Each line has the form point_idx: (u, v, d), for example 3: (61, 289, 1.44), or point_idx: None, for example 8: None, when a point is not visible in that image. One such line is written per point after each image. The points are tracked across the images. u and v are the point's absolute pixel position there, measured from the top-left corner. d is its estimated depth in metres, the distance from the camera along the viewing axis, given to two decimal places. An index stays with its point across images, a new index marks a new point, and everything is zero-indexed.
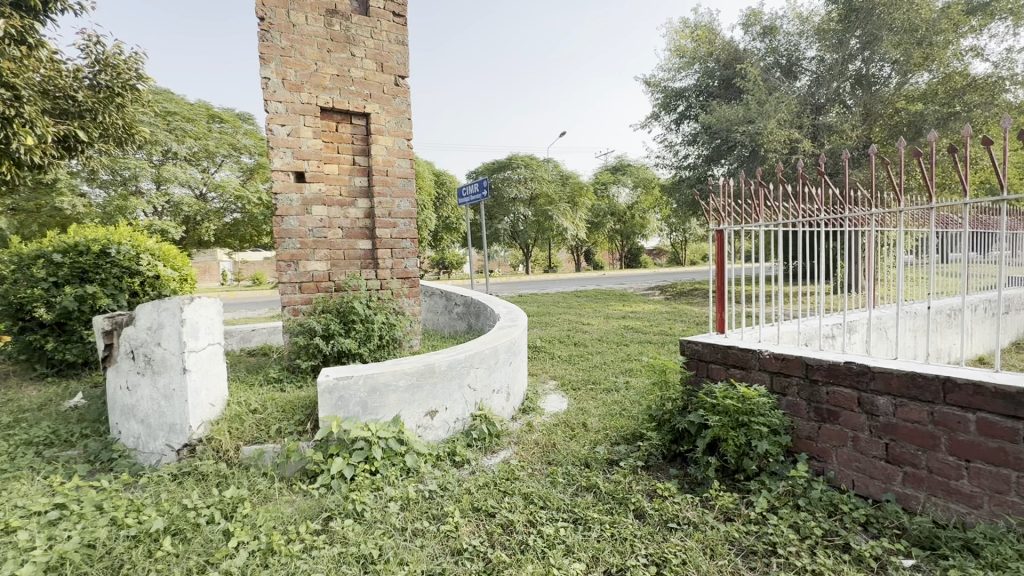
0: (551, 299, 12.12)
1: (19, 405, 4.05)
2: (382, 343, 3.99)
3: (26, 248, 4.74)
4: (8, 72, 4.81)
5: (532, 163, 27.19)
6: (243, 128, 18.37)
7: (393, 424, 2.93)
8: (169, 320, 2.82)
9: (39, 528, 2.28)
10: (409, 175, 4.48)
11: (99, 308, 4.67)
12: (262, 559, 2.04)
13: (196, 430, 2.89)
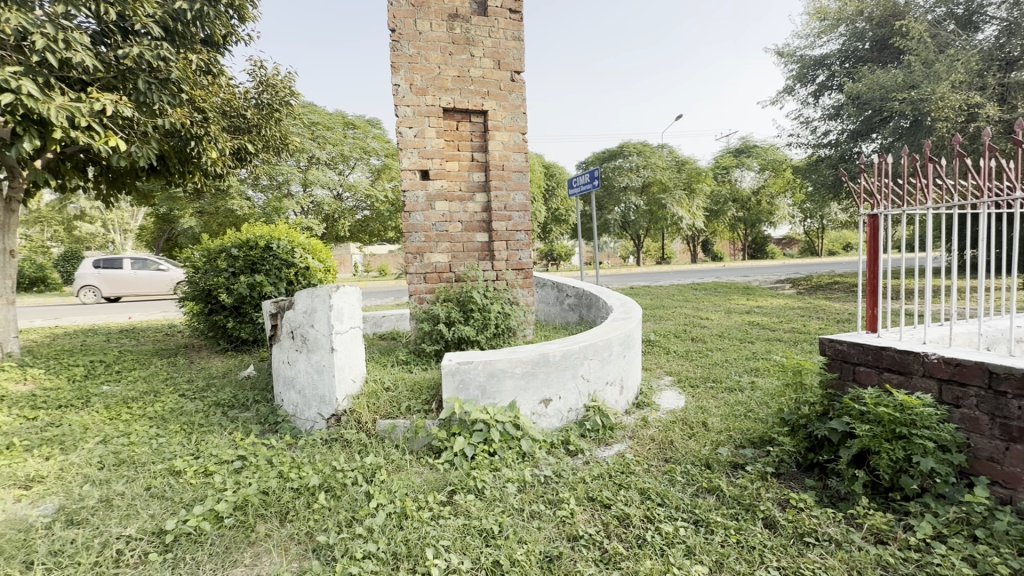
0: (664, 290, 11.61)
1: (209, 373, 4.94)
2: (498, 332, 4.16)
3: (213, 244, 5.75)
4: (199, 98, 5.82)
5: (645, 150, 26.13)
6: (372, 132, 20.20)
7: (510, 410, 3.05)
8: (320, 305, 3.24)
9: (228, 474, 2.78)
10: (524, 168, 4.57)
11: (264, 294, 5.50)
12: (397, 521, 2.27)
13: (341, 403, 3.27)
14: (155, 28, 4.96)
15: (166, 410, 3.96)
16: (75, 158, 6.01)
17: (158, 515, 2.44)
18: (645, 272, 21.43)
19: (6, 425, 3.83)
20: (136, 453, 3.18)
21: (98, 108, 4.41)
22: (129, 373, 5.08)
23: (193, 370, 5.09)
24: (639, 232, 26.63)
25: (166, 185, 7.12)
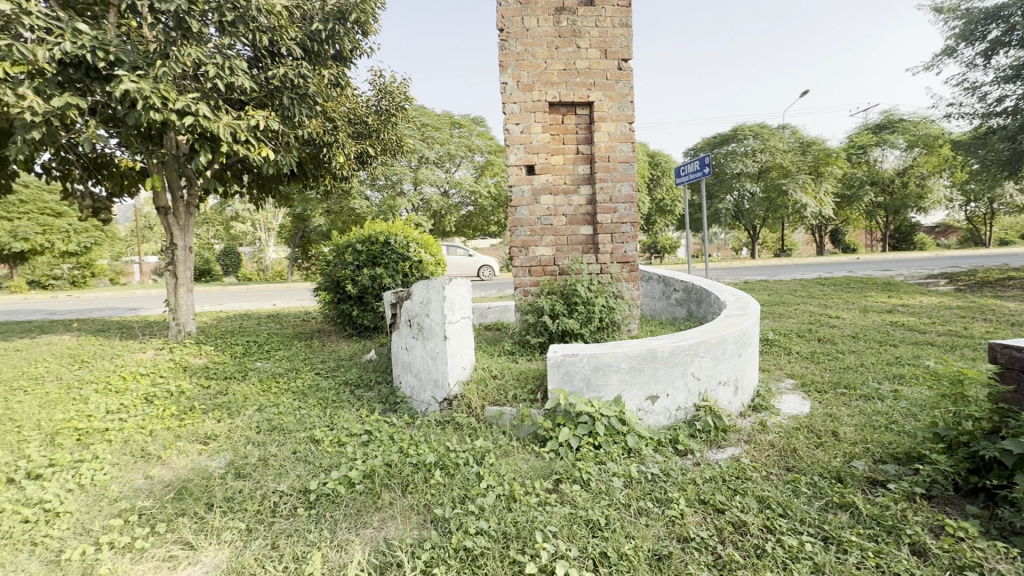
0: (784, 286, 10.60)
1: (338, 355, 5.54)
2: (602, 325, 4.13)
3: (341, 240, 6.41)
4: (330, 109, 6.48)
5: (763, 132, 23.95)
6: (477, 130, 20.94)
7: (615, 404, 3.03)
8: (435, 296, 3.47)
9: (357, 446, 3.11)
10: (630, 158, 4.44)
11: (384, 286, 6.01)
12: (506, 503, 2.38)
13: (453, 388, 3.48)
14: (297, 49, 5.62)
15: (305, 386, 4.52)
16: (234, 167, 7.06)
17: (303, 476, 2.81)
18: (760, 265, 19.75)
19: (189, 391, 4.65)
20: (284, 421, 3.70)
21: (254, 124, 5.13)
22: (275, 353, 5.87)
23: (325, 352, 5.74)
24: (754, 222, 24.53)
25: (303, 188, 8.06)
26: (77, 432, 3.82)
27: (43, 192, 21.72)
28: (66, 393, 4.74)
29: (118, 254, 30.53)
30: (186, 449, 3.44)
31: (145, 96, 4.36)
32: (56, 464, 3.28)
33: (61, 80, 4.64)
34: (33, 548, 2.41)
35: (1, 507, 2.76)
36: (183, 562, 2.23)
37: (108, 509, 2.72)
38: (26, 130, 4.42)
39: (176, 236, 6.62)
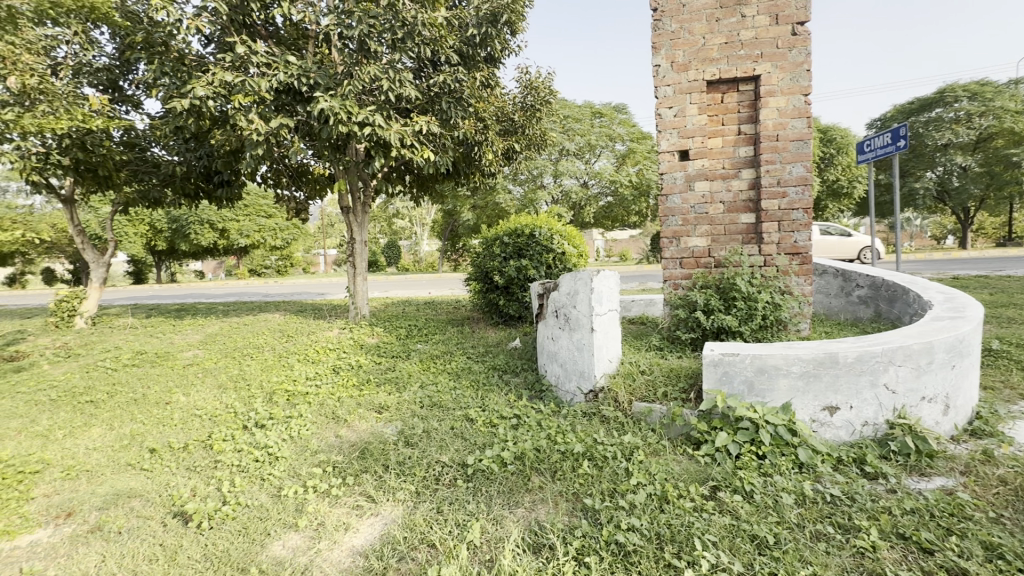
0: (1016, 283, 8.37)
1: (487, 342, 5.90)
2: (766, 324, 3.73)
3: (490, 233, 6.82)
4: (481, 108, 6.86)
5: (984, 91, 19.18)
6: (618, 118, 20.36)
7: (784, 412, 2.71)
8: (583, 288, 3.48)
9: (508, 428, 3.27)
10: (805, 136, 3.89)
11: (528, 277, 6.21)
12: (658, 503, 2.29)
13: (599, 380, 3.45)
14: (454, 56, 6.04)
15: (459, 369, 4.89)
16: (400, 170, 7.91)
17: (461, 450, 3.05)
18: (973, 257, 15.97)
19: (365, 366, 5.38)
20: (443, 398, 4.08)
21: (417, 129, 5.67)
22: (432, 336, 6.48)
23: (475, 338, 6.15)
24: (967, 204, 19.83)
25: (456, 186, 8.70)
26: (287, 393, 4.69)
27: (259, 197, 26.95)
28: (278, 361, 5.85)
29: (310, 248, 36.52)
30: (365, 416, 3.99)
31: (335, 112, 5.09)
32: (274, 418, 4.06)
33: (277, 105, 5.69)
34: (261, 482, 3.03)
35: (242, 447, 3.53)
36: (367, 512, 2.60)
37: (310, 459, 3.28)
38: (253, 148, 5.49)
39: (355, 232, 7.68)
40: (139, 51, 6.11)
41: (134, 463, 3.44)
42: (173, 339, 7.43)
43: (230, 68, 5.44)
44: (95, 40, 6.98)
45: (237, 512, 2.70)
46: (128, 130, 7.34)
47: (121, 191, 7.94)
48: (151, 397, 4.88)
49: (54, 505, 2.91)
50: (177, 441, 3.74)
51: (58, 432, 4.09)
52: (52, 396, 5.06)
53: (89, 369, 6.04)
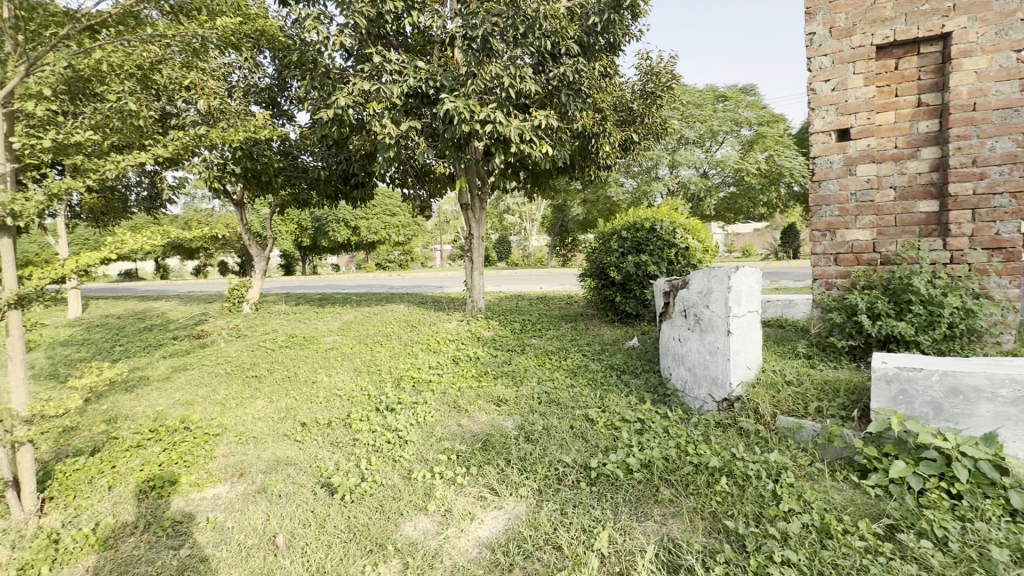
0: None
1: (603, 339, 5.73)
2: (954, 334, 3.09)
3: (608, 228, 6.68)
4: (600, 99, 6.66)
5: None
6: (746, 100, 18.63)
7: (986, 444, 2.20)
8: (718, 286, 3.19)
9: (631, 433, 3.11)
10: (1016, 102, 3.13)
11: (648, 273, 5.91)
12: (818, 537, 1.98)
13: (735, 388, 3.13)
14: (574, 47, 5.92)
15: (575, 366, 4.81)
16: (515, 166, 8.02)
17: (583, 452, 2.97)
18: None
19: (483, 358, 5.54)
20: (560, 395, 4.04)
21: (536, 123, 5.66)
22: (546, 332, 6.46)
23: (590, 335, 6.01)
24: None
25: (570, 180, 8.59)
26: (413, 380, 4.98)
27: (385, 197, 29.39)
28: (404, 349, 6.27)
29: (427, 243, 39.00)
30: (484, 407, 4.09)
31: (459, 112, 5.26)
32: (402, 403, 4.33)
33: (407, 109, 6.05)
34: (393, 463, 3.23)
35: (376, 428, 3.82)
36: (491, 505, 2.63)
37: (435, 446, 3.43)
38: (385, 151, 5.91)
39: (473, 228, 7.96)
40: (294, 70, 6.90)
41: (289, 434, 3.90)
42: (317, 325, 8.35)
43: (367, 78, 5.92)
44: (260, 64, 8.01)
45: (373, 490, 2.90)
46: (284, 141, 8.37)
47: (278, 195, 9.11)
48: (301, 375, 5.53)
49: (230, 464, 3.39)
50: (323, 418, 4.16)
51: (232, 401, 4.79)
52: (227, 370, 5.96)
53: (254, 348, 7.02)
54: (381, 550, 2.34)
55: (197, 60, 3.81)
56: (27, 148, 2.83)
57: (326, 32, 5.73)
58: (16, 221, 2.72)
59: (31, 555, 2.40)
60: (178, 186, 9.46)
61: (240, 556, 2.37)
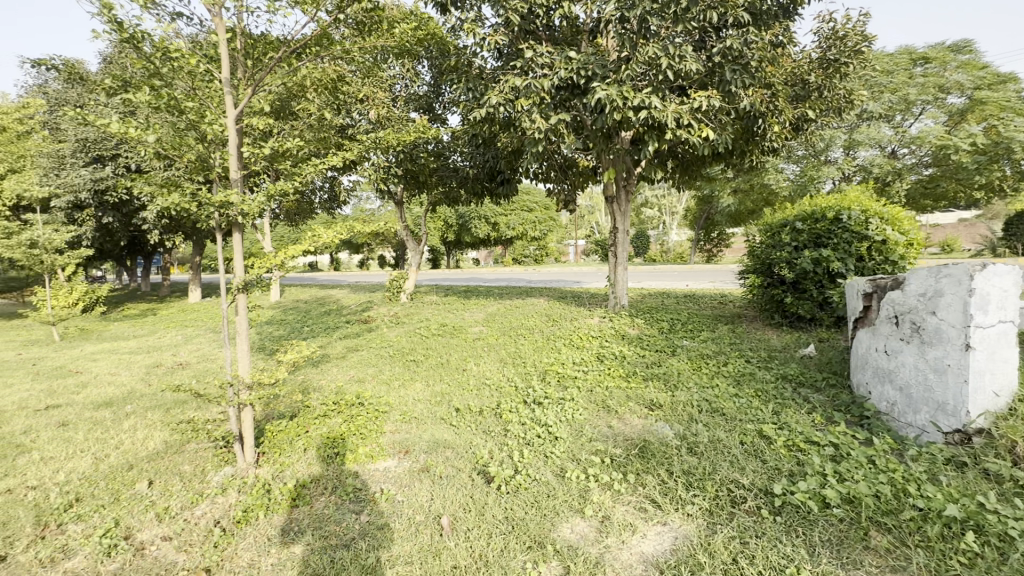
0: None
1: (770, 345, 5.07)
2: None
3: (776, 218, 5.92)
4: (771, 73, 5.89)
5: None
6: (955, 61, 15.12)
7: None
8: (950, 288, 2.58)
9: (823, 458, 2.65)
10: None
11: (829, 271, 5.05)
12: None
13: (975, 420, 2.46)
14: (744, 17, 5.29)
15: (738, 374, 4.32)
16: (665, 155, 7.53)
17: (761, 474, 2.62)
18: None
19: (630, 358, 5.28)
20: (724, 406, 3.63)
21: (696, 106, 5.19)
22: (699, 333, 5.94)
23: (753, 340, 5.36)
24: None
25: (727, 167, 7.80)
26: (558, 375, 4.96)
27: (523, 193, 30.27)
28: (547, 343, 6.29)
29: (562, 238, 39.26)
30: (636, 411, 3.87)
31: (612, 99, 5.03)
32: (549, 398, 4.31)
33: (557, 102, 6.00)
34: (546, 459, 3.20)
35: (526, 420, 3.84)
36: (654, 518, 2.43)
37: (587, 446, 3.33)
38: (534, 146, 5.94)
39: (617, 222, 7.69)
40: (449, 74, 7.33)
41: (446, 418, 4.12)
42: (464, 315, 8.83)
43: (518, 74, 6.01)
44: (419, 73, 8.69)
45: (528, 484, 2.90)
46: (438, 143, 8.99)
47: (432, 193, 9.83)
48: (452, 363, 5.86)
49: (397, 441, 3.68)
50: (476, 405, 4.33)
51: (395, 382, 5.27)
52: (390, 353, 6.59)
53: (411, 335, 7.68)
54: (540, 548, 2.31)
55: (374, 71, 4.20)
56: (252, 157, 3.37)
57: (481, 34, 5.95)
58: (244, 219, 3.25)
59: (252, 500, 2.85)
60: (352, 189, 10.78)
61: (411, 530, 2.53)
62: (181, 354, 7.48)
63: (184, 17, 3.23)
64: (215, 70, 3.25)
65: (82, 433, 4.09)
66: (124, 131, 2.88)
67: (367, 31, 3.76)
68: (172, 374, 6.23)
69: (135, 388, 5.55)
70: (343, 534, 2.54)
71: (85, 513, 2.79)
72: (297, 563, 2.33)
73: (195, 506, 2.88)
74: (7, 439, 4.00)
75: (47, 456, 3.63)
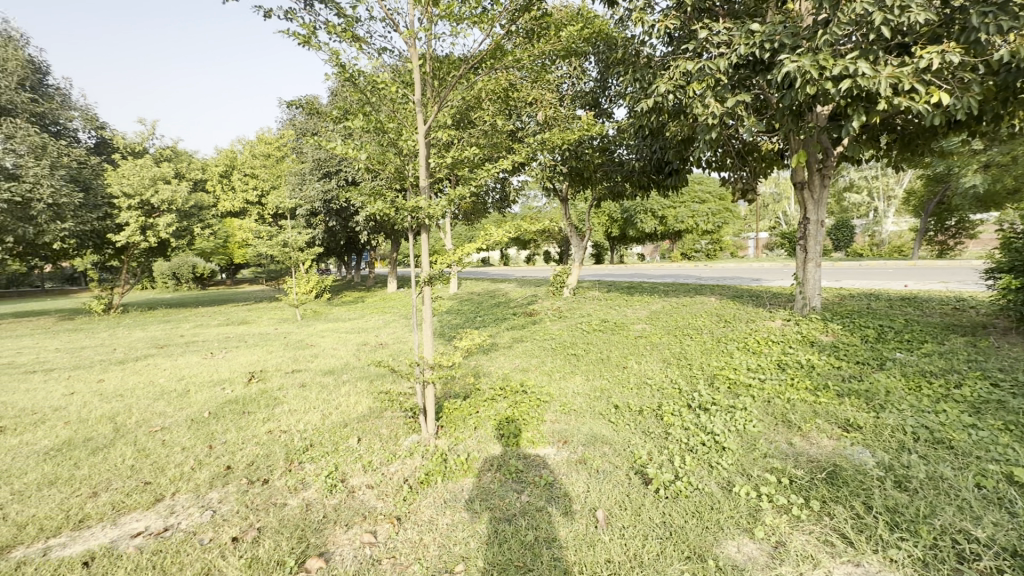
0: None
1: None
2: None
3: None
4: None
5: None
6: None
7: None
8: None
9: None
10: None
11: None
12: None
13: None
14: None
15: (978, 400, 3.42)
16: (876, 129, 6.28)
17: (1009, 531, 2.06)
18: None
19: (820, 368, 4.58)
20: (953, 438, 2.93)
21: (922, 65, 4.22)
22: (921, 345, 4.83)
23: (1005, 357, 4.17)
24: None
25: (972, 137, 6.13)
26: (728, 381, 4.56)
27: (694, 184, 28.25)
28: (717, 345, 5.82)
29: (740, 230, 35.54)
30: (824, 429, 3.37)
31: (804, 72, 4.39)
32: (717, 404, 4.00)
33: (735, 82, 5.48)
34: (710, 469, 3.00)
35: (689, 426, 3.63)
36: (844, 556, 2.11)
37: (761, 462, 3.02)
38: (706, 133, 5.53)
39: (809, 212, 6.70)
40: (616, 67, 7.24)
41: (604, 413, 4.14)
42: (627, 312, 8.68)
43: (691, 57, 5.65)
44: (586, 69, 8.75)
45: (690, 492, 2.76)
46: (603, 138, 8.95)
47: (596, 189, 9.84)
48: (613, 359, 5.84)
49: (557, 431, 3.82)
50: (635, 404, 4.24)
51: (557, 374, 5.48)
52: (552, 345, 6.85)
53: (573, 329, 7.85)
54: (700, 561, 2.19)
55: (542, 75, 4.38)
56: (436, 166, 3.84)
57: (649, 22, 5.75)
58: (429, 221, 3.71)
59: (432, 465, 3.27)
60: (520, 189, 11.42)
61: (569, 517, 2.63)
62: (382, 336, 8.89)
63: (388, 51, 3.83)
64: (409, 92, 3.79)
65: (315, 393, 5.19)
66: (345, 151, 3.54)
67: (536, 38, 3.95)
68: (375, 352, 7.46)
69: (349, 361, 6.81)
70: (506, 509, 2.76)
71: (316, 457, 3.54)
72: (467, 527, 2.62)
73: (390, 463, 3.43)
74: (269, 393, 5.29)
75: (293, 408, 4.70)
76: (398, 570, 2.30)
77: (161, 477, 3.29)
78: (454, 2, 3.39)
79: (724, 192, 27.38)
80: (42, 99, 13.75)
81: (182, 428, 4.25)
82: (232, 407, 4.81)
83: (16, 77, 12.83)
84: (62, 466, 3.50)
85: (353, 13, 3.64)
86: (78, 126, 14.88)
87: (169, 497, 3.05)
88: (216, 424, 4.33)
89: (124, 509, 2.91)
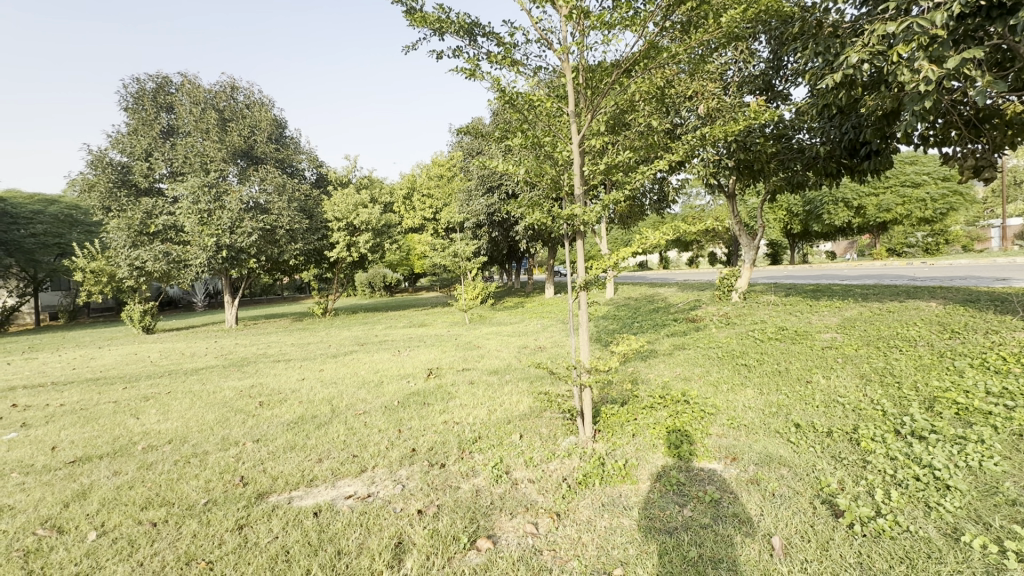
0: None
1: None
2: None
3: None
4: None
5: None
6: None
7: None
8: None
9: None
10: None
11: None
12: None
13: None
14: None
15: None
16: None
17: None
18: None
19: None
20: None
21: None
22: None
23: None
24: None
25: None
26: (956, 405, 3.67)
27: (905, 165, 23.15)
28: (939, 360, 4.74)
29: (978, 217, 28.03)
30: None
31: None
32: (939, 433, 3.26)
33: (960, 34, 4.43)
34: (926, 509, 2.48)
35: (896, 455, 3.04)
36: None
37: (1005, 510, 2.39)
38: (916, 102, 4.59)
39: None
40: (793, 43, 6.44)
41: (782, 432, 3.70)
42: (812, 319, 7.58)
43: (893, 15, 4.78)
44: (755, 51, 7.92)
45: (896, 532, 2.33)
46: (779, 123, 7.98)
47: (771, 181, 8.83)
48: (793, 372, 5.18)
49: (724, 446, 3.54)
50: (822, 425, 3.70)
51: (724, 384, 5.07)
52: (719, 354, 6.36)
53: (743, 336, 7.13)
54: None
55: (701, 66, 4.10)
56: (590, 174, 3.91)
57: None
58: (584, 227, 3.77)
59: (590, 468, 3.32)
60: (680, 188, 10.81)
61: (741, 539, 2.43)
62: (540, 339, 9.27)
63: (543, 68, 4.03)
64: (563, 106, 3.93)
65: (482, 391, 5.66)
66: (505, 168, 3.83)
67: (693, 29, 3.76)
68: (534, 354, 7.81)
69: (511, 363, 7.25)
70: (667, 520, 2.67)
71: (484, 448, 3.88)
72: (628, 532, 2.61)
73: (549, 461, 3.58)
74: (445, 388, 5.93)
75: (464, 403, 5.20)
76: (558, 562, 2.40)
77: (364, 452, 3.96)
78: (605, 10, 3.43)
79: (948, 172, 21.94)
80: (283, 147, 17.63)
81: (379, 414, 5.03)
82: (415, 398, 5.53)
83: (266, 133, 16.69)
84: (298, 436, 4.45)
85: (511, 40, 3.92)
86: (305, 166, 18.66)
87: (371, 469, 3.65)
88: (403, 412, 5.03)
89: (340, 474, 3.59)
